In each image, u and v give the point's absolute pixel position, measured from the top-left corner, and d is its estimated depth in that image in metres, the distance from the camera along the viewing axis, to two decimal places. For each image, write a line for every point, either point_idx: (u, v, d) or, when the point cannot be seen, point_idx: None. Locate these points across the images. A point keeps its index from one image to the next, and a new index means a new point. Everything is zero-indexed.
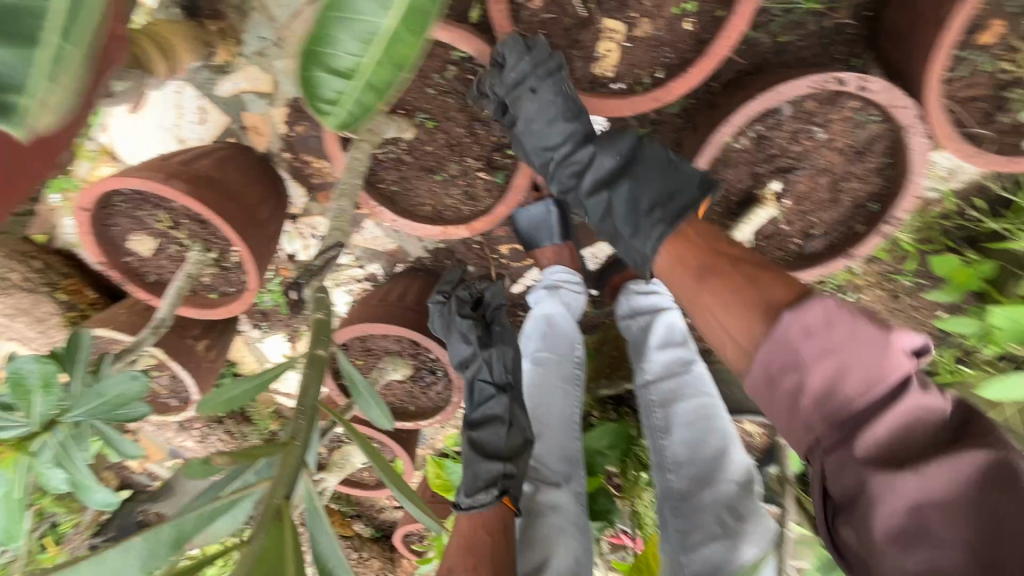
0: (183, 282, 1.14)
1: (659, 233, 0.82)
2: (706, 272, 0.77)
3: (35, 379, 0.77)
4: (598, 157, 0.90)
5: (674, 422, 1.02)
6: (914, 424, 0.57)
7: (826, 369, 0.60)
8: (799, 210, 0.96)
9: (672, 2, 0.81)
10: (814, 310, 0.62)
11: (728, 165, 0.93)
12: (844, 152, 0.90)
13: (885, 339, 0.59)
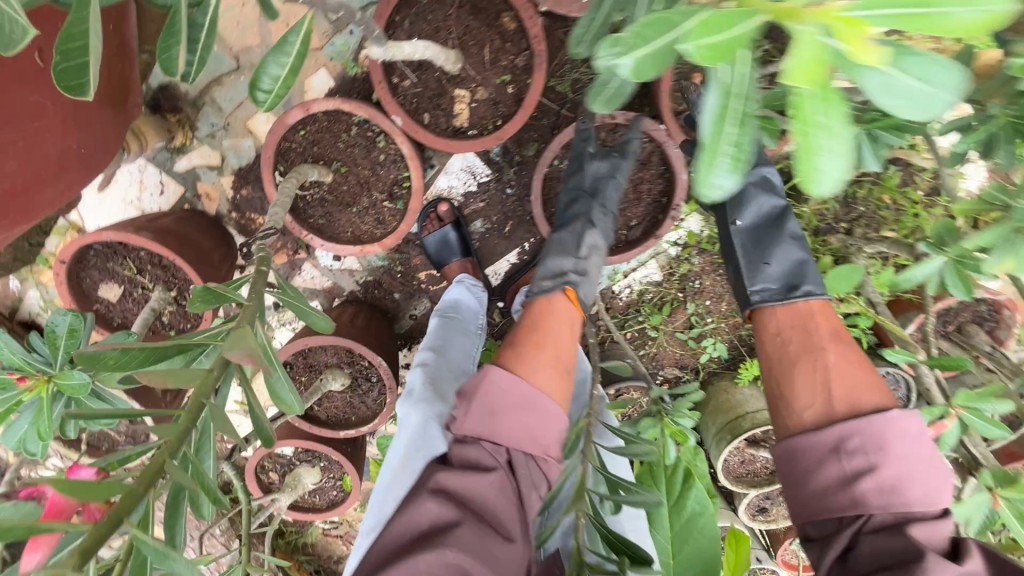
0: (151, 312, 1.36)
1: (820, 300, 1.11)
2: (840, 346, 0.98)
3: (63, 325, 1.03)
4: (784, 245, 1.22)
5: None
6: (906, 499, 0.80)
7: (895, 464, 0.83)
8: (618, 208, 1.35)
9: (496, 74, 1.18)
10: (913, 422, 0.85)
11: (561, 180, 1.32)
12: (635, 165, 1.31)
13: (941, 477, 0.83)
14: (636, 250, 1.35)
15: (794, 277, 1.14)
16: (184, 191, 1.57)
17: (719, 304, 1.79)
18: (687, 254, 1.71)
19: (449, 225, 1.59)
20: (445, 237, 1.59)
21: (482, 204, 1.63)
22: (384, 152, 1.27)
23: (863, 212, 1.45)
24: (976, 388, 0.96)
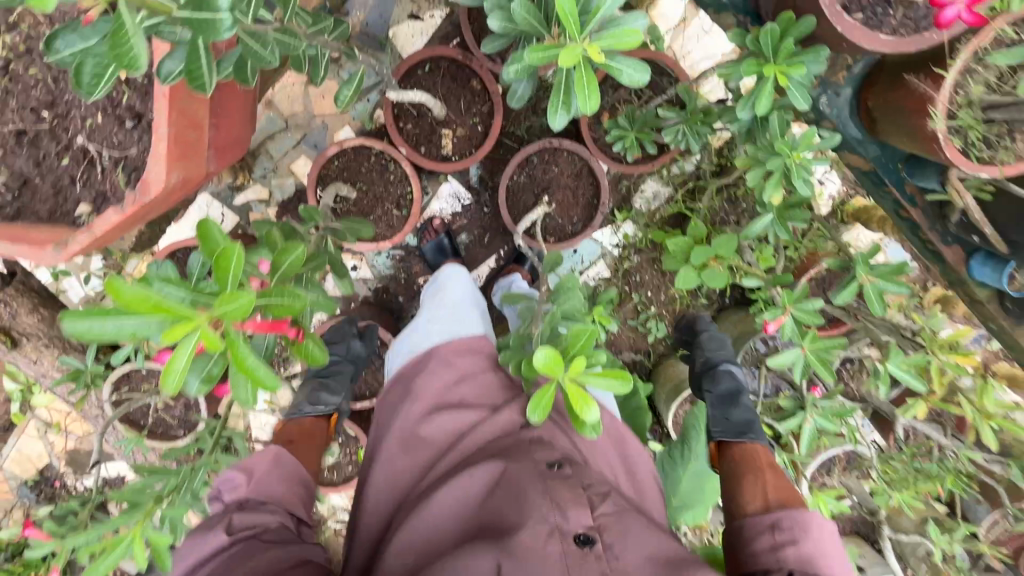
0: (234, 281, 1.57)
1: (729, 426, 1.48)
2: (779, 471, 1.33)
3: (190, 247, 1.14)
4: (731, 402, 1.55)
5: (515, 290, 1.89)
6: (790, 527, 1.16)
7: (804, 550, 1.13)
8: (563, 209, 1.86)
9: (470, 117, 1.75)
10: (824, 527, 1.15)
11: (520, 190, 1.84)
12: (572, 177, 1.84)
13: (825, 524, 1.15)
14: (578, 237, 1.83)
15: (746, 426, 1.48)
16: (239, 219, 2.06)
17: (657, 294, 2.22)
18: (627, 253, 2.20)
19: (443, 234, 2.06)
20: (441, 243, 2.04)
21: (466, 221, 2.15)
22: (393, 174, 1.79)
23: (745, 208, 1.97)
24: (798, 293, 1.42)
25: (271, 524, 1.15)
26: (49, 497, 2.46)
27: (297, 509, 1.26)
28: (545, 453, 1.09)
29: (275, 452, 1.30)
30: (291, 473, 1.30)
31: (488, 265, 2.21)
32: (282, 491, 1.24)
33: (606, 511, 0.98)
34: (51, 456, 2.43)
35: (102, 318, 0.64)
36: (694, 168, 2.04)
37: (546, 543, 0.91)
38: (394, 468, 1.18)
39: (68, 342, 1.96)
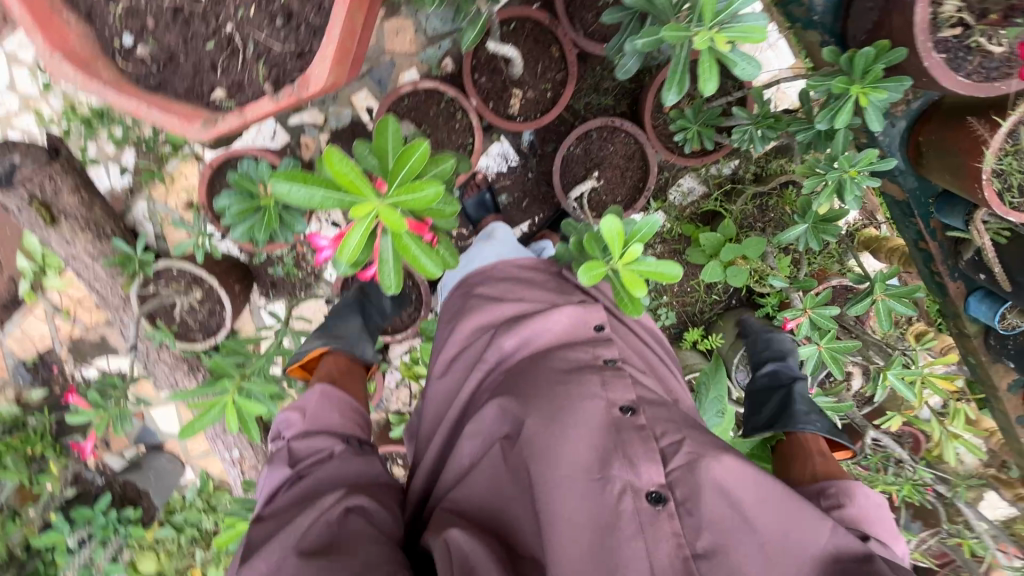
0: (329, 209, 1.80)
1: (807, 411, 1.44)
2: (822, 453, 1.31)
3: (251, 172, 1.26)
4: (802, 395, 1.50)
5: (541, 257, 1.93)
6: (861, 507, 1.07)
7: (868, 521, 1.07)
8: (610, 186, 1.95)
9: (541, 83, 1.81)
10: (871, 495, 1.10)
11: (573, 161, 1.93)
12: (623, 158, 1.93)
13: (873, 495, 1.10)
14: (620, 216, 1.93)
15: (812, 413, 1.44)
16: (290, 139, 2.08)
17: (671, 284, 2.35)
18: (653, 240, 2.30)
19: (486, 190, 2.13)
20: (483, 198, 2.12)
21: (508, 182, 2.23)
22: (459, 122, 1.84)
23: (772, 218, 2.10)
24: (820, 299, 1.56)
25: (324, 456, 1.11)
26: (44, 381, 2.46)
27: (357, 432, 1.22)
28: (618, 391, 0.97)
29: (322, 388, 1.25)
30: (343, 403, 1.26)
31: (521, 228, 2.29)
32: (341, 422, 1.21)
33: (677, 464, 0.88)
34: (53, 341, 2.43)
35: (300, 184, 0.75)
36: (732, 171, 2.15)
37: (617, 501, 0.84)
38: (451, 388, 1.14)
39: (102, 228, 1.96)
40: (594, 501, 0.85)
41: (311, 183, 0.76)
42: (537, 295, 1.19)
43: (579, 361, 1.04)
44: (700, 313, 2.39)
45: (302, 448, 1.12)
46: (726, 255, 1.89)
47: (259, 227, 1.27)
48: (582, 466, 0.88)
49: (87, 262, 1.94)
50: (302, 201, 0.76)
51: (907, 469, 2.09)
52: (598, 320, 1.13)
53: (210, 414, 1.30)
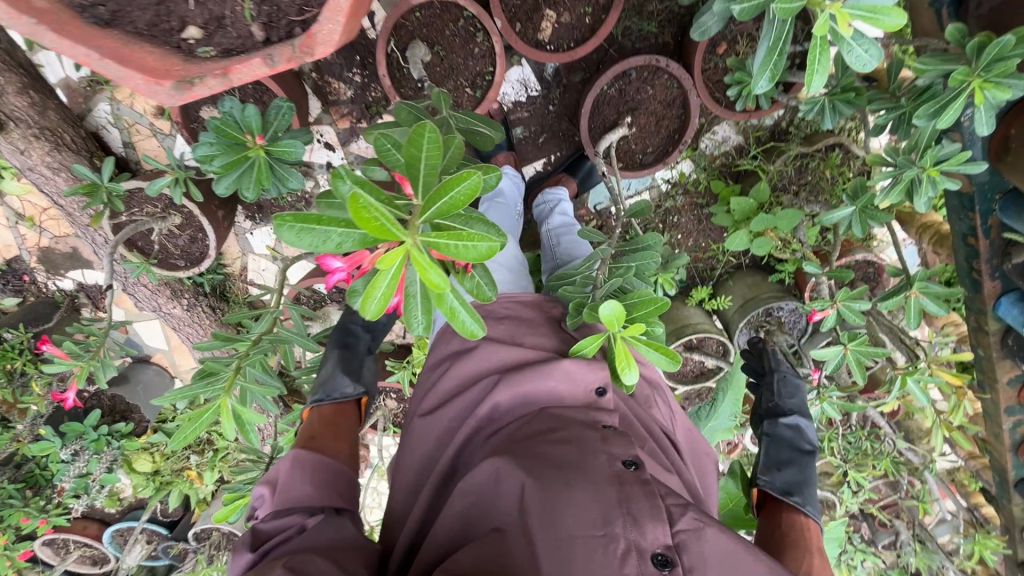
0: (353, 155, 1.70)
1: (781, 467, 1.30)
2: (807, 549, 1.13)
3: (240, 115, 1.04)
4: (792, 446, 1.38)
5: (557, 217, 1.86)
6: None
7: None
8: (641, 135, 1.75)
9: (581, 6, 1.53)
10: None
11: (604, 102, 1.70)
12: (661, 103, 1.70)
13: None
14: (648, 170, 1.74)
15: (794, 486, 1.26)
16: None
17: (686, 240, 2.22)
18: (675, 191, 2.13)
19: (500, 122, 1.91)
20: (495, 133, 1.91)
21: (526, 114, 1.98)
22: (478, 47, 1.58)
23: (809, 181, 1.94)
24: (853, 292, 1.47)
25: (287, 537, 0.90)
26: (16, 290, 2.32)
27: (336, 502, 1.00)
28: (620, 444, 0.94)
29: (294, 452, 1.05)
30: (320, 470, 1.04)
31: (534, 167, 2.09)
32: (314, 494, 0.99)
33: (685, 525, 0.85)
34: (20, 249, 2.25)
35: (311, 230, 0.56)
36: (774, 124, 1.98)
37: (621, 561, 0.79)
38: (437, 433, 1.11)
39: (60, 136, 1.71)
40: (602, 559, 0.79)
41: (326, 224, 0.57)
42: (536, 342, 1.17)
43: (575, 416, 1.01)
44: (710, 270, 2.30)
45: (266, 533, 0.93)
46: (756, 224, 1.75)
47: (248, 178, 1.09)
48: (586, 524, 0.82)
49: (47, 175, 1.72)
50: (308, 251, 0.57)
51: (884, 438, 2.17)
52: (599, 382, 1.05)
53: (197, 422, 1.25)
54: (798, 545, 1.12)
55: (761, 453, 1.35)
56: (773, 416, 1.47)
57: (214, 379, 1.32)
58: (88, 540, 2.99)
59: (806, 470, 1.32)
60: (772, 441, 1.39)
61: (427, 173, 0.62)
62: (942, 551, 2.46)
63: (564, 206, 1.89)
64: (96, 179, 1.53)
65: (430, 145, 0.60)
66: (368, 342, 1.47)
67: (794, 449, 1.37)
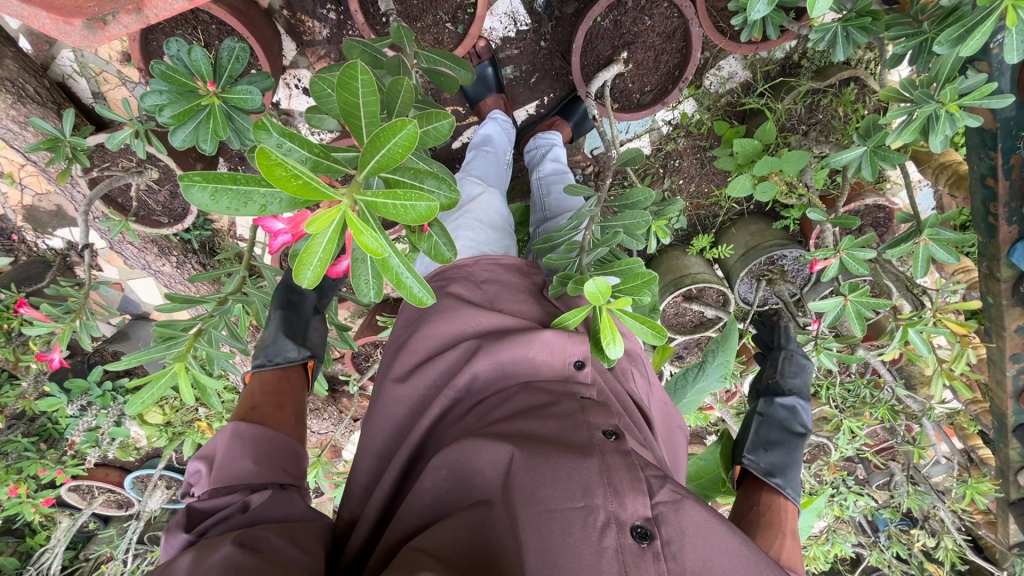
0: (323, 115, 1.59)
1: (765, 442, 1.30)
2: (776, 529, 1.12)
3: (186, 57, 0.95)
4: (780, 421, 1.38)
5: (547, 163, 1.77)
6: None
7: None
8: (638, 72, 1.62)
9: None
10: None
11: (597, 36, 1.57)
12: (661, 35, 1.56)
13: None
14: (646, 112, 1.62)
15: (778, 468, 1.24)
16: None
17: (688, 185, 2.12)
18: (676, 134, 2.02)
19: (487, 62, 1.78)
20: (483, 73, 1.78)
21: (516, 51, 1.84)
22: None
23: (820, 120, 1.81)
24: (858, 239, 1.39)
25: (230, 511, 0.99)
26: (6, 249, 2.30)
27: (276, 477, 1.10)
28: (599, 416, 0.95)
29: (234, 427, 1.15)
30: (259, 444, 1.14)
31: (526, 111, 1.96)
32: (254, 469, 1.09)
33: (665, 497, 0.84)
34: (5, 208, 2.21)
35: (228, 191, 0.53)
36: (785, 57, 1.84)
37: (601, 534, 0.78)
38: (417, 403, 1.12)
39: (23, 88, 1.61)
40: (579, 532, 0.78)
41: (243, 183, 0.54)
42: (517, 308, 1.20)
43: (555, 390, 1.03)
44: (712, 217, 2.21)
45: (205, 508, 1.01)
46: (759, 168, 1.65)
47: (207, 128, 1.02)
48: (566, 494, 0.81)
49: (14, 129, 1.64)
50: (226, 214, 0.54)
51: (884, 386, 2.15)
52: (578, 355, 1.08)
53: (157, 385, 1.26)
54: (771, 526, 1.12)
55: (751, 430, 1.33)
56: (769, 395, 1.44)
57: (175, 342, 1.37)
58: (109, 486, 3.14)
59: (794, 453, 1.30)
60: (763, 420, 1.36)
61: (366, 123, 0.59)
62: (934, 492, 2.49)
63: (558, 151, 1.79)
64: (58, 133, 1.46)
65: (367, 93, 0.57)
66: (310, 305, 1.58)
67: (785, 430, 1.35)
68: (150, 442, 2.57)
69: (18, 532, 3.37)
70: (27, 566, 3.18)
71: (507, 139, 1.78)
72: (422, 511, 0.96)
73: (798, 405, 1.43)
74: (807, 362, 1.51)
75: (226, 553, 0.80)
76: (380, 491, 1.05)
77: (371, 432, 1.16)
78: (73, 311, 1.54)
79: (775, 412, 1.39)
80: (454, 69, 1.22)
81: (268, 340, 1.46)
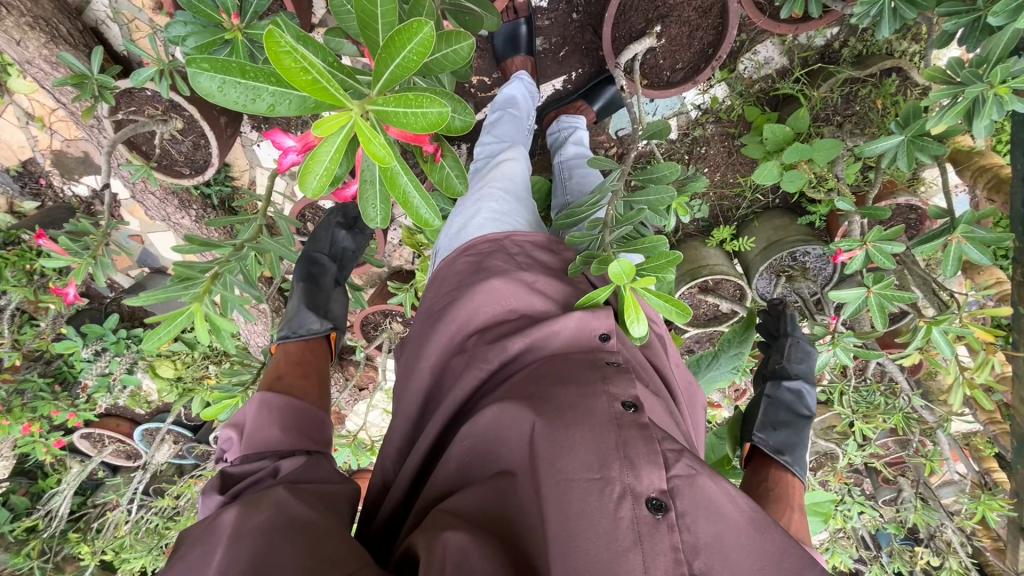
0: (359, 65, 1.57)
1: (773, 421, 1.27)
2: (781, 494, 1.11)
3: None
4: (790, 401, 1.34)
5: (569, 145, 1.74)
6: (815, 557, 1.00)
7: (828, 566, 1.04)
8: (671, 48, 1.57)
9: None
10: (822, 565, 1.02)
11: (631, 8, 1.53)
12: (696, 10, 1.52)
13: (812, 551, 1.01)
14: (676, 89, 1.58)
15: (787, 446, 1.22)
16: None
17: (712, 174, 2.08)
18: (705, 119, 1.97)
19: (520, 21, 1.74)
20: (516, 31, 1.74)
21: (547, 22, 1.81)
22: None
23: (856, 111, 1.74)
24: (886, 232, 1.34)
25: (261, 476, 1.00)
26: (34, 193, 2.35)
27: (304, 444, 1.11)
28: (620, 385, 0.91)
29: (262, 397, 1.15)
30: (285, 412, 1.15)
31: (553, 86, 1.94)
32: (283, 438, 1.10)
33: (681, 471, 0.81)
34: (34, 151, 2.25)
35: (238, 83, 0.58)
36: (825, 44, 1.78)
37: (616, 505, 0.76)
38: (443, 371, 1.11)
39: (56, 27, 1.63)
40: (596, 502, 0.77)
41: (251, 77, 0.58)
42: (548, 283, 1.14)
43: (577, 359, 0.99)
44: (735, 209, 2.18)
45: (238, 473, 1.03)
46: (787, 155, 1.59)
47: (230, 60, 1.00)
48: (583, 466, 0.79)
49: (46, 68, 1.66)
50: (233, 106, 0.58)
51: (899, 393, 2.08)
52: (604, 329, 1.05)
53: (173, 324, 1.28)
54: (779, 499, 1.10)
55: (760, 409, 1.29)
56: (776, 377, 1.39)
57: (193, 284, 1.36)
58: (120, 436, 3.21)
59: (801, 433, 1.26)
60: (771, 401, 1.32)
61: (384, 31, 0.62)
62: (944, 510, 2.41)
63: (580, 132, 1.77)
64: (86, 71, 1.48)
65: (384, 4, 0.60)
66: (331, 278, 1.62)
67: (792, 412, 1.31)
68: (161, 395, 2.61)
69: (31, 474, 3.48)
70: (37, 506, 3.29)
71: (530, 103, 1.75)
72: (449, 477, 0.97)
73: (808, 388, 1.39)
74: (812, 347, 1.45)
75: (255, 513, 0.81)
76: (411, 457, 1.06)
77: (397, 400, 1.16)
78: (90, 248, 1.57)
79: (786, 394, 1.35)
80: (481, 13, 1.21)
81: (292, 312, 1.48)
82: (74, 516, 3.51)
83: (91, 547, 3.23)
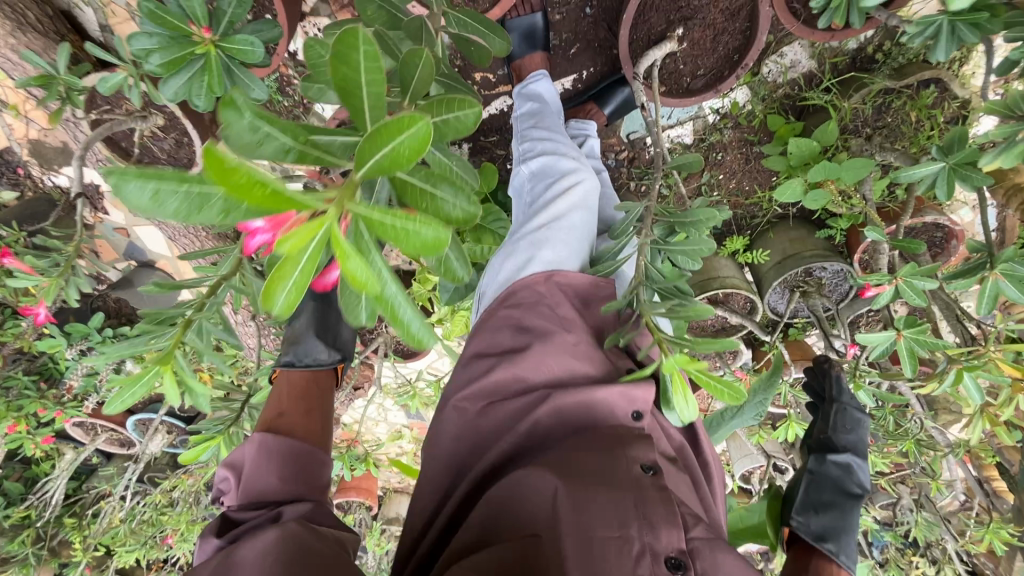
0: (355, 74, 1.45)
1: (815, 502, 1.16)
2: None
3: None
4: (834, 478, 1.25)
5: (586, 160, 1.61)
6: None
7: None
8: (692, 53, 1.44)
9: None
10: None
11: (652, 8, 1.39)
12: (723, 13, 1.38)
13: None
14: (696, 98, 1.45)
15: (830, 532, 1.09)
16: None
17: (727, 181, 1.98)
18: (723, 124, 1.86)
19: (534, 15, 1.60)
20: (530, 27, 1.60)
21: (559, 17, 1.67)
22: None
23: (888, 123, 1.63)
24: (920, 267, 1.24)
25: (260, 523, 0.94)
26: (12, 184, 2.23)
27: (304, 494, 1.04)
28: (642, 448, 0.86)
29: (261, 439, 1.07)
30: (285, 457, 1.07)
31: (562, 85, 1.81)
32: (279, 487, 1.02)
33: (699, 534, 0.80)
34: (10, 140, 2.12)
35: (176, 189, 0.46)
36: (858, 48, 1.65)
37: (635, 564, 0.72)
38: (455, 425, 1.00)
39: (23, 15, 1.49)
40: (616, 562, 0.72)
41: (195, 180, 0.46)
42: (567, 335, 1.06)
43: (601, 419, 0.91)
44: (750, 218, 2.07)
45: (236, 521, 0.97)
46: (812, 174, 1.49)
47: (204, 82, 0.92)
48: (606, 524, 0.75)
49: (14, 59, 1.53)
50: (166, 218, 0.46)
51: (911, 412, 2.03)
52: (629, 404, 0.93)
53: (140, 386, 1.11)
54: None
55: (800, 488, 1.19)
56: (821, 451, 1.32)
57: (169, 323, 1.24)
58: (112, 426, 3.17)
59: (847, 516, 1.15)
60: (813, 479, 1.23)
61: (370, 105, 0.54)
62: (944, 526, 2.39)
63: (592, 143, 1.66)
64: (53, 69, 1.35)
65: (368, 70, 0.52)
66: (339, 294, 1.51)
67: (838, 491, 1.22)
68: None
69: (24, 459, 3.46)
70: (30, 493, 3.27)
71: (558, 101, 1.52)
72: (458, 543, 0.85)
73: (855, 463, 1.30)
74: (862, 417, 1.39)
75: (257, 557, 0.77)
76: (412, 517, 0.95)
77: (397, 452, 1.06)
78: (64, 260, 1.46)
79: (829, 469, 1.27)
80: (488, 35, 1.13)
81: (295, 335, 1.37)
82: (68, 502, 3.51)
83: (85, 535, 3.23)
